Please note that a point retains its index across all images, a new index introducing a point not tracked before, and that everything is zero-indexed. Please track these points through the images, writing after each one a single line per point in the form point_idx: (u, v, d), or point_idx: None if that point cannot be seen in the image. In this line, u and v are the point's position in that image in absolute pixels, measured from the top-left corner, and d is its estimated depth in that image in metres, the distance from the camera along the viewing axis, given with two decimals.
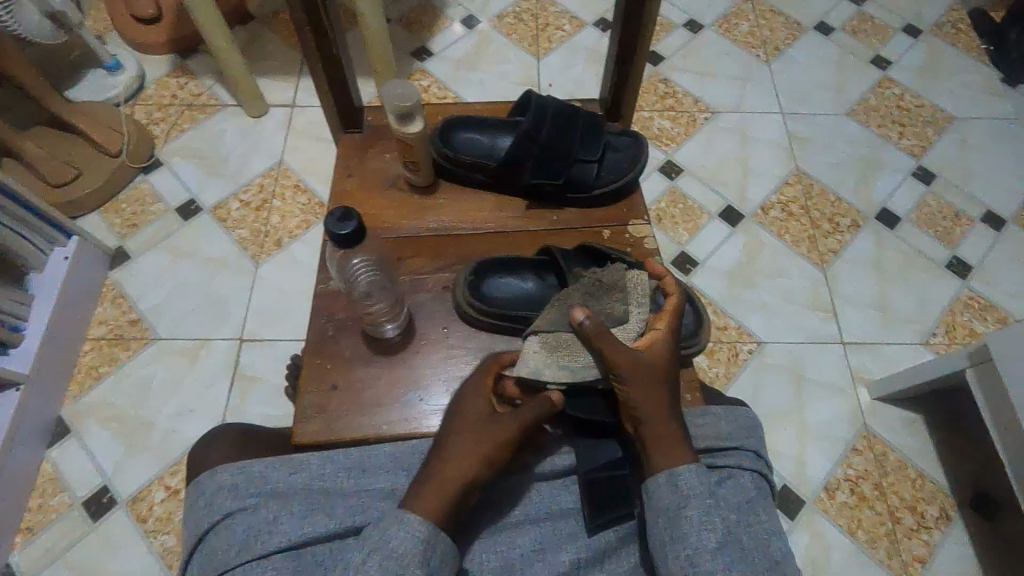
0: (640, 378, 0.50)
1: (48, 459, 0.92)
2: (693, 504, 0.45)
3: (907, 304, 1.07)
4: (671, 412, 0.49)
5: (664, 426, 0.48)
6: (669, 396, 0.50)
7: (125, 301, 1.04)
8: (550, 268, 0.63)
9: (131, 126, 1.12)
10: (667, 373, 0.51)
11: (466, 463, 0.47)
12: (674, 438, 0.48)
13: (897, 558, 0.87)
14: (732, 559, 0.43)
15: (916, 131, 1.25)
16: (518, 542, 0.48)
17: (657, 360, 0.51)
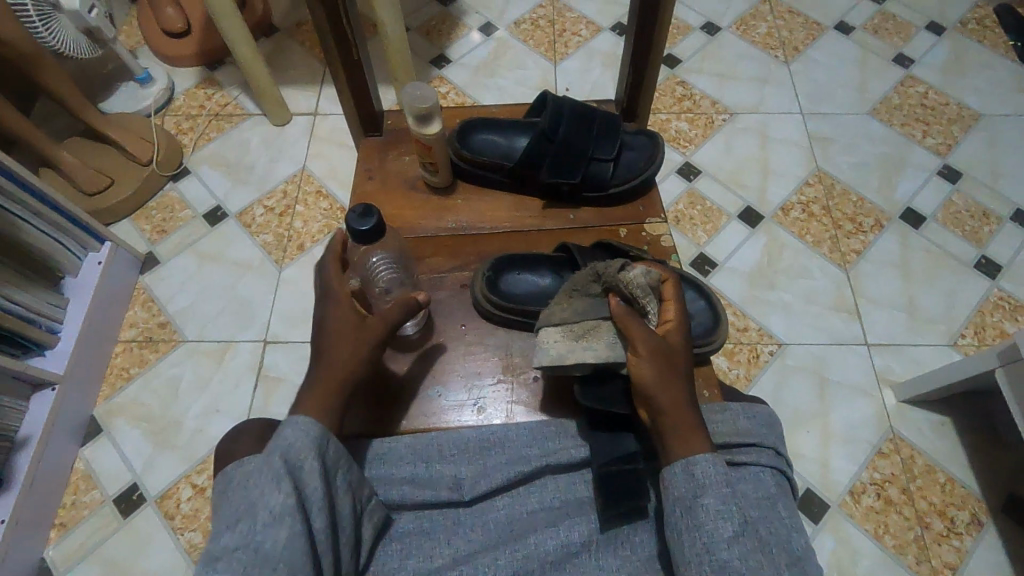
0: (661, 364, 0.50)
1: (81, 457, 0.95)
2: (711, 492, 0.45)
3: (934, 305, 1.05)
4: (690, 403, 0.49)
5: (683, 422, 0.48)
6: (688, 391, 0.49)
7: (155, 304, 1.07)
8: (568, 265, 0.64)
9: (161, 136, 1.16)
10: (687, 366, 0.51)
11: (344, 366, 0.50)
12: (692, 433, 0.48)
13: (926, 565, 0.85)
14: (750, 549, 0.43)
15: (941, 129, 1.22)
16: (533, 533, 0.48)
17: (676, 356, 0.51)
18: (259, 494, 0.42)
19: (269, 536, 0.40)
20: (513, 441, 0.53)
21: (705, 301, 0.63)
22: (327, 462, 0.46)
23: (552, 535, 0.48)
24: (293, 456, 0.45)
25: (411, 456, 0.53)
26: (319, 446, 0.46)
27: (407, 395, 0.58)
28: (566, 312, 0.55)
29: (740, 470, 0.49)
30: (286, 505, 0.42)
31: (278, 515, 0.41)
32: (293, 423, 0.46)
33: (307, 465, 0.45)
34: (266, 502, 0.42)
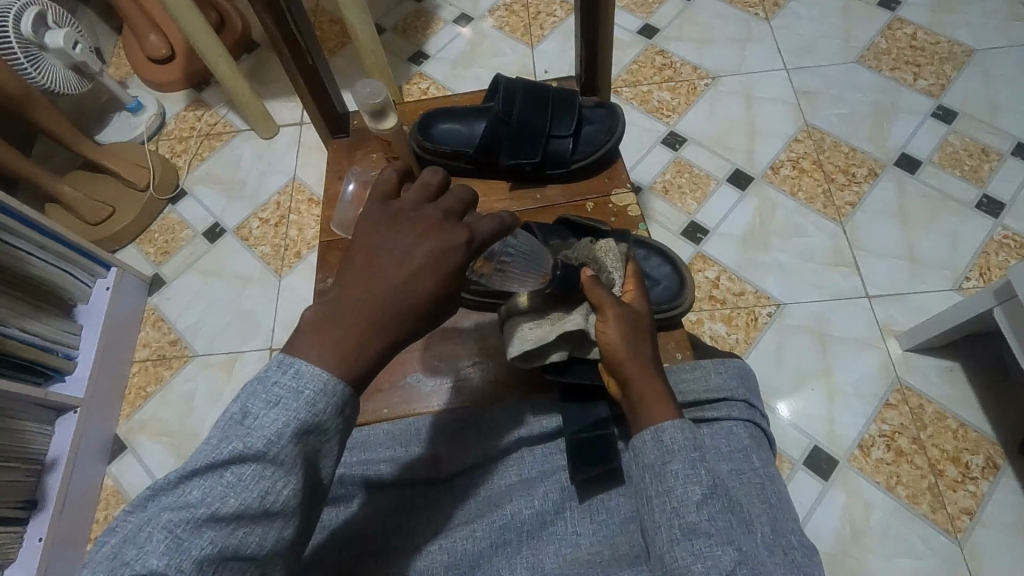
0: (629, 331, 0.51)
1: (109, 474, 1.00)
2: (677, 456, 0.45)
3: (936, 250, 1.02)
4: (657, 371, 0.50)
5: (652, 386, 0.49)
6: (652, 358, 0.50)
7: (165, 324, 1.11)
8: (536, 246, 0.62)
9: (156, 161, 1.20)
10: (654, 337, 0.52)
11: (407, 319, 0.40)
12: (658, 397, 0.48)
13: (943, 512, 0.84)
14: (718, 510, 0.43)
15: (933, 69, 1.19)
16: (509, 502, 0.50)
17: (641, 323, 0.52)
18: (262, 482, 0.37)
19: (257, 530, 0.37)
20: (490, 419, 0.57)
21: (670, 266, 0.64)
22: (344, 423, 0.40)
23: (528, 502, 0.50)
24: (314, 437, 0.38)
25: (393, 442, 0.55)
26: (343, 428, 0.40)
27: (388, 384, 0.61)
28: (537, 299, 0.56)
29: (710, 427, 0.51)
30: (289, 503, 0.38)
31: (280, 511, 0.37)
32: (326, 380, 0.38)
33: (323, 449, 0.40)
34: (268, 492, 0.37)
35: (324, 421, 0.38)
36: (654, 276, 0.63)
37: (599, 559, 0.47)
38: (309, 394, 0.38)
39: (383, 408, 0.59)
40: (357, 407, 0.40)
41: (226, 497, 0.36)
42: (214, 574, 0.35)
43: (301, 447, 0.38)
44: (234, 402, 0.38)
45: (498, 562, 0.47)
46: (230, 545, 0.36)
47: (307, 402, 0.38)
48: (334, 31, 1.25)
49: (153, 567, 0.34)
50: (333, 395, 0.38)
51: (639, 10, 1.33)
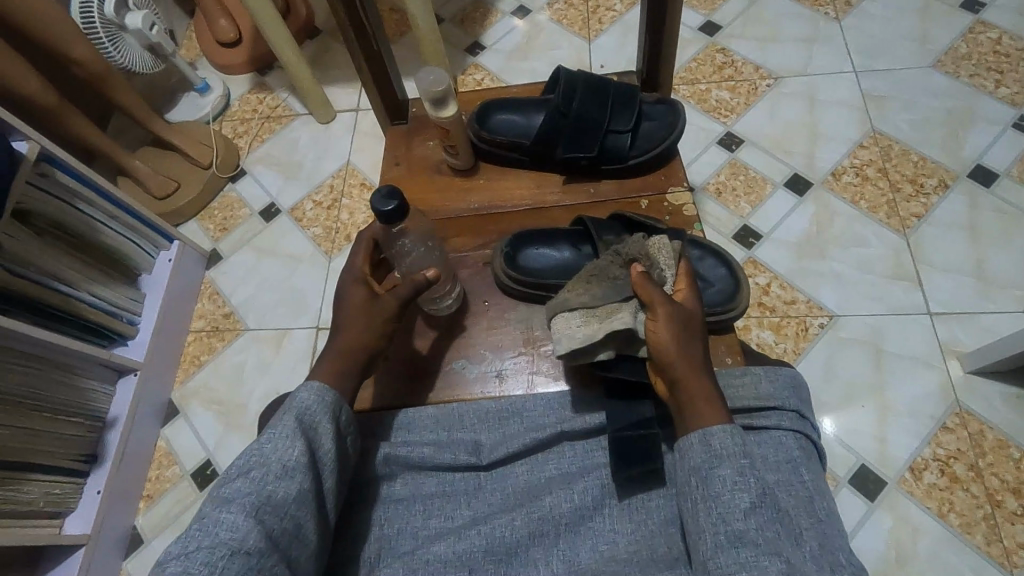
0: (679, 332, 0.50)
1: (162, 436, 1.05)
2: (722, 462, 0.45)
3: (1009, 268, 0.96)
4: (706, 372, 0.49)
5: (700, 387, 0.48)
6: (702, 360, 0.50)
7: (220, 297, 1.16)
8: (587, 239, 0.64)
9: (219, 141, 1.24)
10: (704, 336, 0.51)
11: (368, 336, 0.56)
12: (706, 399, 0.48)
13: (997, 545, 0.80)
14: (766, 520, 0.42)
15: (1017, 76, 1.12)
16: (548, 495, 0.50)
17: (692, 322, 0.51)
18: (276, 446, 0.47)
19: (280, 484, 0.45)
20: (530, 411, 0.56)
21: (725, 269, 0.63)
22: (336, 419, 0.51)
23: (567, 496, 0.50)
24: (310, 421, 0.49)
25: (436, 427, 0.56)
26: (333, 415, 0.51)
27: (433, 368, 0.61)
28: (584, 296, 0.55)
29: (758, 435, 0.50)
30: (302, 462, 0.46)
31: (293, 467, 0.46)
32: (311, 390, 0.51)
33: (321, 429, 0.49)
34: (282, 455, 0.46)
35: (316, 412, 0.50)
36: (707, 278, 0.62)
37: (637, 559, 0.46)
38: (302, 395, 0.51)
39: (428, 392, 0.60)
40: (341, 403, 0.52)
41: (253, 466, 0.46)
42: (257, 517, 0.43)
43: (300, 423, 0.49)
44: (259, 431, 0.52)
45: (535, 552, 0.48)
46: (264, 496, 0.44)
47: (301, 400, 0.51)
48: (394, 20, 1.27)
49: (215, 522, 0.42)
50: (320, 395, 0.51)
51: (701, 6, 1.30)
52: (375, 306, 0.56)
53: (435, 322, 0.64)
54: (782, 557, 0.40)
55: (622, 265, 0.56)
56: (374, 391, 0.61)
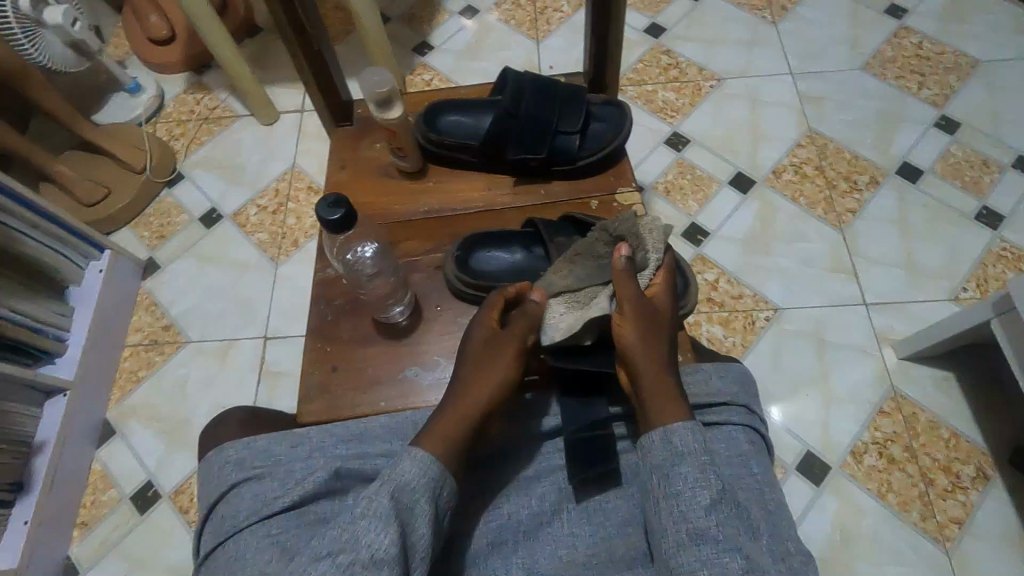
0: (642, 326, 0.51)
1: (98, 459, 0.99)
2: (683, 460, 0.45)
3: (935, 259, 1.02)
4: (669, 369, 0.50)
5: (662, 383, 0.49)
6: (666, 356, 0.50)
7: (158, 308, 1.10)
8: (538, 240, 0.64)
9: (154, 143, 1.18)
10: (670, 334, 0.52)
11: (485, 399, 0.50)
12: (669, 394, 0.48)
13: (932, 521, 0.84)
14: (727, 515, 0.43)
15: (937, 79, 1.19)
16: (506, 502, 0.51)
17: (661, 318, 0.52)
18: (361, 500, 0.44)
19: (367, 535, 0.41)
20: None
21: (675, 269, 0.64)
22: (437, 501, 0.45)
23: (523, 503, 0.50)
24: (405, 499, 0.44)
25: (389, 436, 0.54)
26: (433, 495, 0.45)
27: (386, 377, 0.60)
28: (567, 278, 0.56)
29: (710, 431, 0.51)
30: (391, 512, 0.43)
31: (383, 517, 0.42)
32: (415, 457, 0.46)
33: (417, 511, 0.44)
34: (371, 506, 0.43)
35: (419, 494, 0.45)
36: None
37: (597, 561, 0.47)
38: (407, 469, 0.46)
39: (382, 402, 0.59)
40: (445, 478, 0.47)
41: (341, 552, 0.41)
42: None
43: (395, 502, 0.44)
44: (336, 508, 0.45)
45: (494, 561, 0.48)
46: None
47: (402, 474, 0.45)
48: (338, 18, 1.23)
49: None
50: (426, 470, 0.46)
51: (646, 9, 1.32)
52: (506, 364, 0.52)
53: (386, 331, 0.62)
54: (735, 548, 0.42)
55: (608, 243, 0.57)
56: (326, 403, 0.59)
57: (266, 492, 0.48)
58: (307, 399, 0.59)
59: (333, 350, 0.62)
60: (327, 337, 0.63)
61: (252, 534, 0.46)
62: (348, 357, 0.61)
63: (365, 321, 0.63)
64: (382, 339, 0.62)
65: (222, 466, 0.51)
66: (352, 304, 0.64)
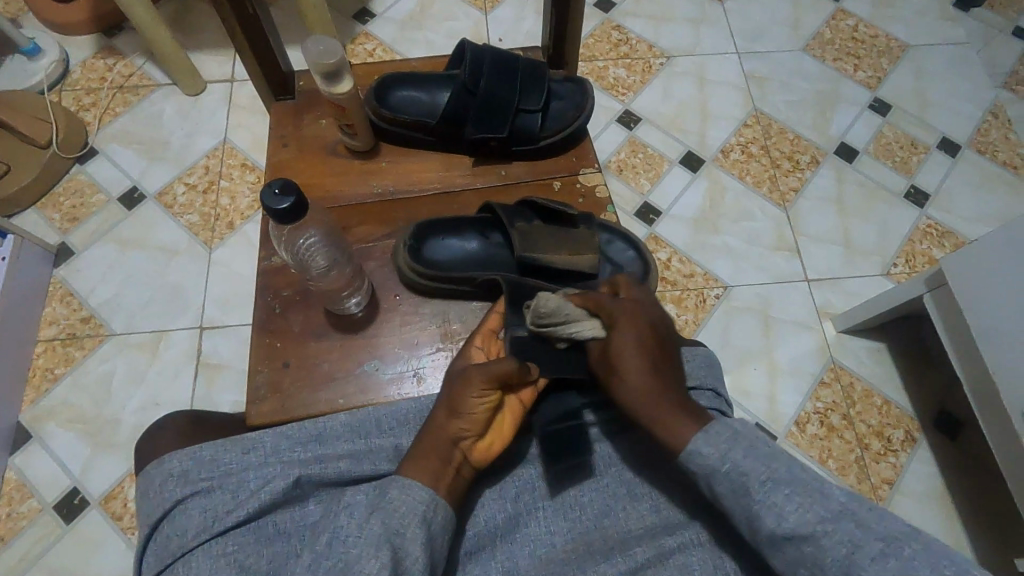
0: (647, 345, 0.50)
1: (12, 466, 0.89)
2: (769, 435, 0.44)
3: (869, 236, 1.08)
4: (680, 385, 0.49)
5: (660, 410, 0.47)
6: (655, 380, 0.48)
7: (75, 299, 1.00)
8: (495, 226, 0.63)
9: (60, 114, 1.05)
10: (673, 344, 0.52)
11: (462, 424, 0.48)
12: (670, 415, 0.47)
13: (867, 482, 0.90)
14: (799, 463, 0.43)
15: (871, 61, 1.24)
16: (482, 508, 0.50)
17: (624, 366, 0.50)
18: (350, 524, 0.42)
19: (360, 561, 0.40)
20: None
21: (634, 252, 0.63)
22: (431, 529, 0.44)
23: (498, 507, 0.50)
24: (393, 524, 0.43)
25: (352, 435, 0.51)
26: (424, 520, 0.43)
27: (343, 372, 0.56)
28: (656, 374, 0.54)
29: None
30: (383, 539, 0.41)
31: (375, 544, 0.41)
32: (400, 483, 0.45)
33: (408, 535, 0.42)
34: (361, 533, 0.42)
35: (411, 523, 0.43)
36: (618, 261, 0.62)
37: (574, 557, 0.47)
38: (396, 495, 0.44)
39: (339, 399, 0.55)
40: (434, 511, 0.44)
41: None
42: None
43: (383, 528, 0.42)
44: (319, 538, 0.42)
45: (472, 567, 0.47)
46: None
47: (388, 499, 0.44)
48: None
49: None
50: (413, 493, 0.44)
51: None
52: (466, 390, 0.49)
53: (340, 324, 0.58)
54: (805, 548, 0.40)
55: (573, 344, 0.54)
56: (277, 403, 0.55)
57: (217, 506, 0.45)
58: (255, 400, 0.55)
59: (283, 346, 0.58)
60: (275, 332, 0.58)
61: (205, 553, 0.43)
62: (299, 353, 0.57)
63: (316, 313, 0.59)
64: (337, 332, 0.58)
65: (163, 481, 0.46)
66: (302, 296, 0.59)
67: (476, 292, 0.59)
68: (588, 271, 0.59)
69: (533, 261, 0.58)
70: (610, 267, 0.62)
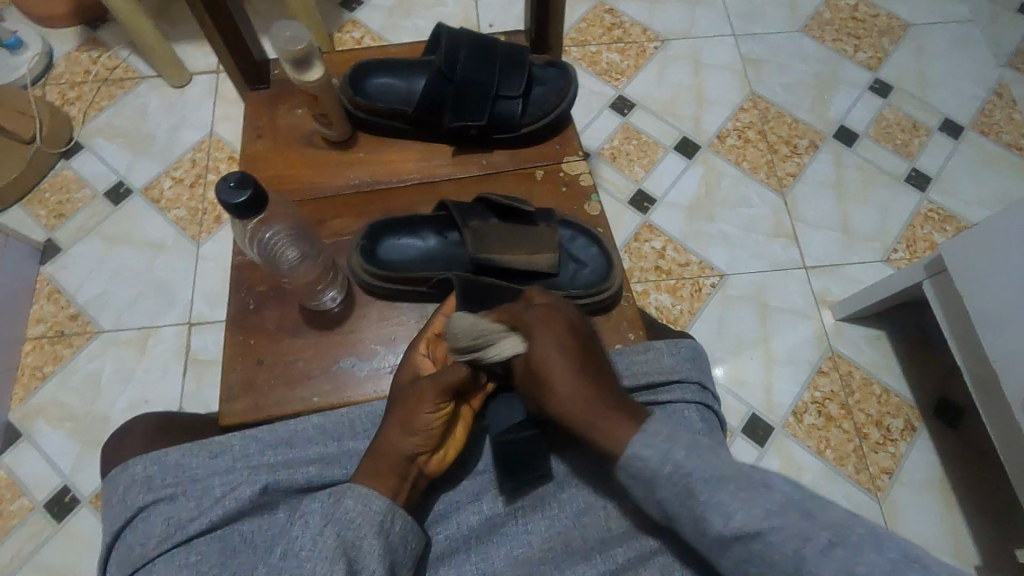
0: (568, 346, 0.47)
1: (3, 465, 0.89)
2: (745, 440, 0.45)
3: (869, 222, 1.05)
4: (612, 382, 0.48)
5: (592, 413, 0.45)
6: (581, 384, 0.46)
7: (62, 296, 0.99)
8: (451, 224, 0.60)
9: (43, 109, 1.04)
10: (597, 343, 0.50)
11: (417, 439, 0.47)
12: (610, 417, 0.45)
13: (865, 473, 0.89)
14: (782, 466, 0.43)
15: (872, 42, 1.20)
16: (456, 510, 0.50)
17: (556, 381, 0.46)
18: (303, 537, 0.42)
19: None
20: None
21: (597, 249, 0.60)
22: (390, 539, 0.44)
23: (474, 509, 0.49)
24: (351, 537, 0.43)
25: (321, 436, 0.50)
26: (381, 531, 0.44)
27: (318, 369, 0.55)
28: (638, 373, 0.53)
29: (665, 410, 0.52)
30: (338, 551, 0.41)
31: (328, 556, 0.41)
32: (357, 492, 0.45)
33: (366, 547, 0.43)
34: (316, 546, 0.42)
35: (367, 535, 0.43)
36: (580, 258, 0.60)
37: (552, 558, 0.46)
38: (352, 505, 0.44)
39: (313, 398, 0.54)
40: (393, 523, 0.44)
41: None
42: None
43: (339, 540, 0.42)
44: (275, 550, 0.42)
45: (447, 569, 0.47)
46: None
47: (345, 509, 0.44)
48: None
49: None
50: (371, 504, 0.44)
51: None
52: (418, 402, 0.48)
53: (314, 321, 0.57)
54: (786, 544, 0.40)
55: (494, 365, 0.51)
56: (250, 401, 0.54)
57: (178, 512, 0.45)
58: (228, 399, 0.54)
59: (257, 344, 0.56)
60: (248, 330, 0.57)
61: (167, 562, 0.42)
62: (273, 351, 0.56)
63: (290, 309, 0.57)
64: (312, 328, 0.57)
65: (127, 487, 0.46)
66: (275, 292, 0.58)
67: (428, 293, 0.57)
68: (547, 269, 0.57)
69: (488, 262, 0.56)
70: (572, 264, 0.59)
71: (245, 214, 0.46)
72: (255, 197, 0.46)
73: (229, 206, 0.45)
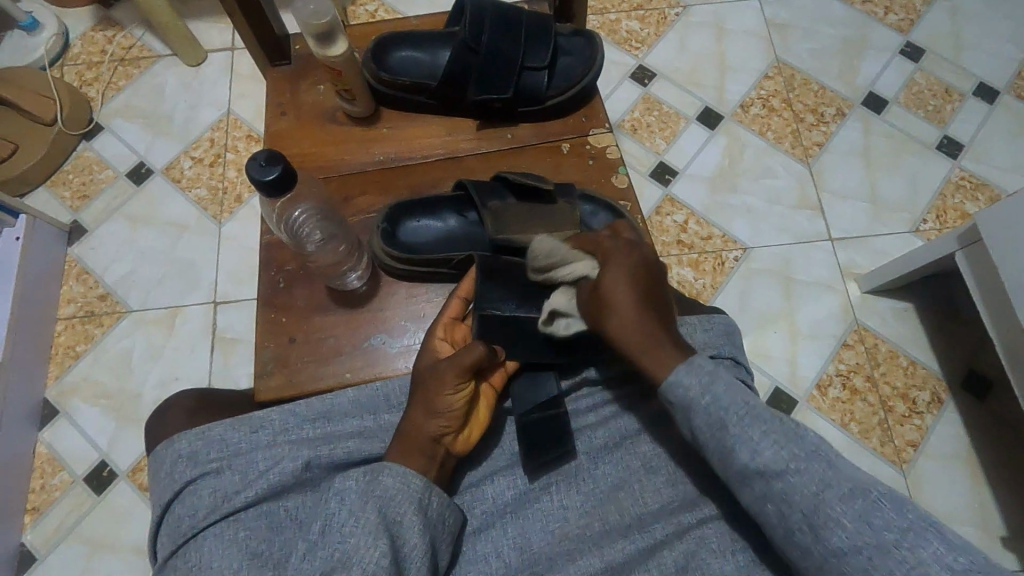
0: (637, 278, 0.49)
1: (42, 441, 0.92)
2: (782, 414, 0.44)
3: (898, 191, 1.03)
4: (668, 315, 0.49)
5: (646, 333, 0.47)
6: (651, 313, 0.48)
7: (91, 277, 1.00)
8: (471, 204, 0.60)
9: (63, 90, 1.04)
10: (664, 277, 0.51)
11: (441, 422, 0.48)
12: (662, 346, 0.47)
13: (890, 445, 0.88)
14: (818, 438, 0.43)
15: (903, 3, 1.16)
16: (489, 484, 0.51)
17: (623, 311, 0.48)
18: (344, 513, 0.43)
19: (359, 552, 0.41)
20: None
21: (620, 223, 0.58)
22: (429, 516, 0.45)
23: (508, 484, 0.51)
24: (392, 512, 0.44)
25: (358, 410, 0.51)
26: (422, 507, 0.45)
27: (349, 346, 0.56)
28: None
29: None
30: (380, 526, 0.42)
31: (371, 532, 0.42)
32: (398, 470, 0.45)
33: (407, 522, 0.44)
34: (359, 521, 0.43)
35: (407, 509, 0.44)
36: None
37: (587, 534, 0.47)
38: (394, 484, 0.45)
39: (346, 372, 0.55)
40: (432, 504, 0.45)
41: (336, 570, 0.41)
42: None
43: (381, 516, 0.43)
44: (318, 525, 0.43)
45: (482, 545, 0.48)
46: None
47: (386, 487, 0.45)
48: None
49: None
50: (410, 482, 0.45)
51: None
52: (437, 386, 0.49)
53: (343, 299, 0.57)
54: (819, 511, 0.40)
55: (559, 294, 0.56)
56: (285, 377, 0.55)
57: (225, 485, 0.46)
58: (263, 375, 0.55)
59: (289, 321, 0.57)
60: (280, 307, 0.57)
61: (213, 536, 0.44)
62: (306, 327, 0.57)
63: (318, 287, 0.58)
64: (341, 307, 0.57)
65: (174, 461, 0.48)
66: (305, 270, 0.58)
67: (451, 274, 0.57)
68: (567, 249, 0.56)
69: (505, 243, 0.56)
70: None
71: (273, 189, 0.46)
72: (286, 172, 0.46)
73: (259, 179, 0.46)
